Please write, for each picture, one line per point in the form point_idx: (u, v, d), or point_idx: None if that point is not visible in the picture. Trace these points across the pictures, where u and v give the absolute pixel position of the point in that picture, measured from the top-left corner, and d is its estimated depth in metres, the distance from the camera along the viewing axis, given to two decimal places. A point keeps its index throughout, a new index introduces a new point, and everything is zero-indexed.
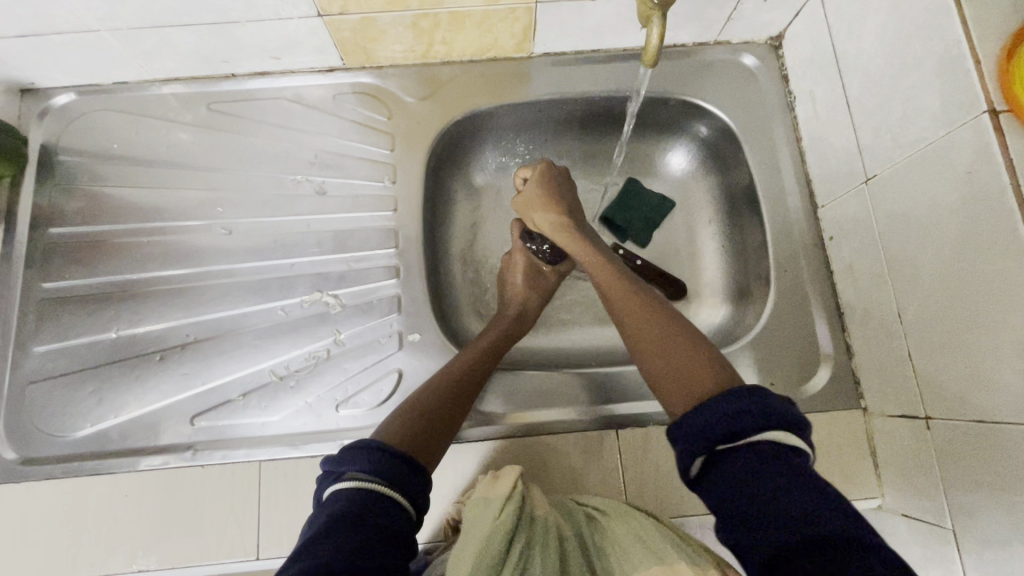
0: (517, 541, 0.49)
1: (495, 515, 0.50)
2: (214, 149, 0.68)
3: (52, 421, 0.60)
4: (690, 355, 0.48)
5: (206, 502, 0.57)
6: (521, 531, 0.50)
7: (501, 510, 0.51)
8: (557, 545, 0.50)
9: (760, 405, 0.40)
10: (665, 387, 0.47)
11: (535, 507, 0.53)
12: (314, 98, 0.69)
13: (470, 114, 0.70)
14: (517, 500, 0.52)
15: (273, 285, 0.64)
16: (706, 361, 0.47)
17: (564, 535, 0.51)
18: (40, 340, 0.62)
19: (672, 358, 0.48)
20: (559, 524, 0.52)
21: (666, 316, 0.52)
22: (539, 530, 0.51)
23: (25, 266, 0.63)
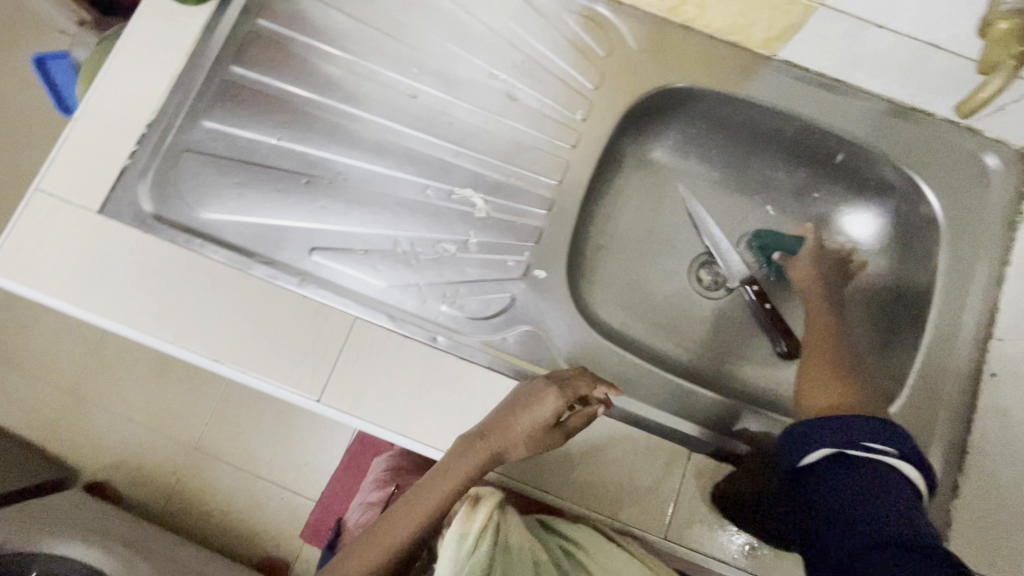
0: (495, 565, 0.56)
1: (469, 552, 0.56)
2: (430, 10, 0.66)
3: (191, 194, 0.61)
4: (835, 377, 0.56)
5: (296, 332, 0.58)
6: (496, 562, 0.56)
7: (476, 544, 0.56)
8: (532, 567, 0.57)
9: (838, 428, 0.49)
10: (812, 385, 0.57)
11: (508, 534, 0.59)
12: (543, 4, 0.67)
13: (684, 88, 0.67)
14: (492, 536, 0.57)
15: (431, 165, 0.63)
16: (847, 381, 0.56)
17: (537, 560, 0.59)
18: (211, 116, 0.63)
19: (828, 374, 0.57)
20: (534, 555, 0.58)
21: (840, 361, 0.58)
22: (515, 557, 0.57)
23: (223, 41, 0.64)
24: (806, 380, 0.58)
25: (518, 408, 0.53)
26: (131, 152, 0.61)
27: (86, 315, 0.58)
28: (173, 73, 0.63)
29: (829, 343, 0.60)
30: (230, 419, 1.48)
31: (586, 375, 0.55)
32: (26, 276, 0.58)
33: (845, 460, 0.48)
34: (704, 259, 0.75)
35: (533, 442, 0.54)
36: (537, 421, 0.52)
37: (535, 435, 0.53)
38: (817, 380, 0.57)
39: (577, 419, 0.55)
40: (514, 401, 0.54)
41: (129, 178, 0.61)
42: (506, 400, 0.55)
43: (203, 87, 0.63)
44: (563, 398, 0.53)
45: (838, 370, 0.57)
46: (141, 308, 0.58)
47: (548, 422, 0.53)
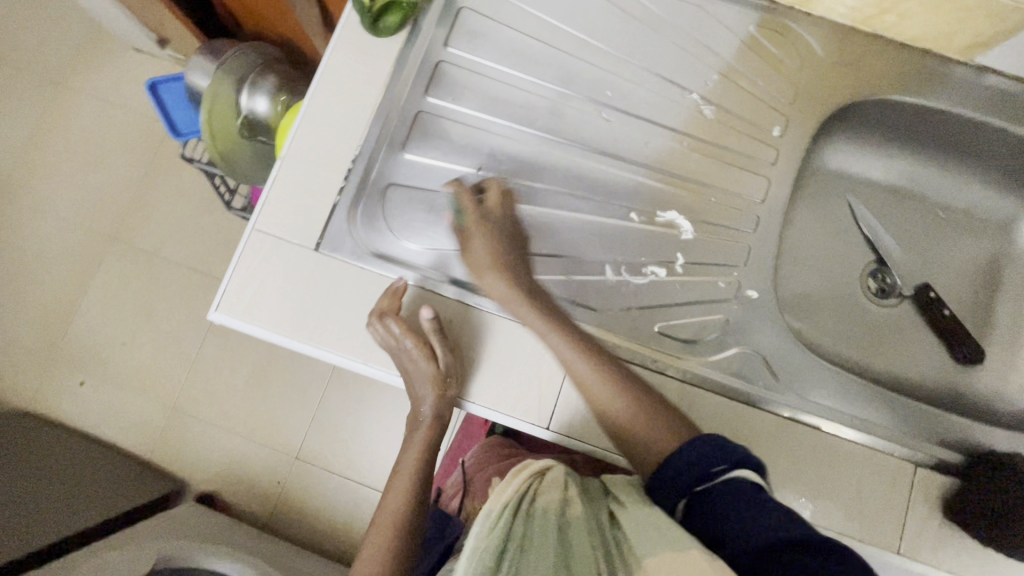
0: (511, 546, 0.41)
1: (488, 530, 0.43)
2: (619, 32, 0.67)
3: (400, 227, 0.62)
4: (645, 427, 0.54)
5: (518, 358, 0.60)
6: (518, 534, 0.42)
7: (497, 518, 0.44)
8: (555, 538, 0.42)
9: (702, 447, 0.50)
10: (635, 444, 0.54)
11: (541, 497, 0.46)
12: (730, 19, 0.67)
13: (874, 99, 0.66)
14: (513, 505, 0.45)
15: (634, 187, 0.65)
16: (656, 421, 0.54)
17: (563, 521, 0.43)
18: (411, 148, 0.64)
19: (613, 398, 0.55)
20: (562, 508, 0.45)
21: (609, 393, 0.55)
22: (537, 522, 0.43)
23: (418, 73, 0.64)
24: (641, 452, 0.54)
25: (416, 380, 0.57)
26: (339, 186, 0.62)
27: (315, 350, 0.60)
28: (373, 105, 0.63)
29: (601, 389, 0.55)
30: (329, 428, 1.50)
31: (397, 320, 0.57)
32: (254, 314, 0.59)
33: (726, 488, 0.47)
34: (872, 266, 0.75)
35: (436, 381, 0.57)
36: (426, 373, 0.56)
37: (444, 382, 0.57)
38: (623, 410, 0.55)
39: (443, 337, 0.58)
40: (409, 376, 0.58)
41: (339, 213, 0.61)
42: (400, 371, 0.58)
43: (401, 119, 0.64)
44: (415, 342, 0.56)
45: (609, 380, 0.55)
46: (367, 341, 0.60)
47: (427, 368, 0.56)
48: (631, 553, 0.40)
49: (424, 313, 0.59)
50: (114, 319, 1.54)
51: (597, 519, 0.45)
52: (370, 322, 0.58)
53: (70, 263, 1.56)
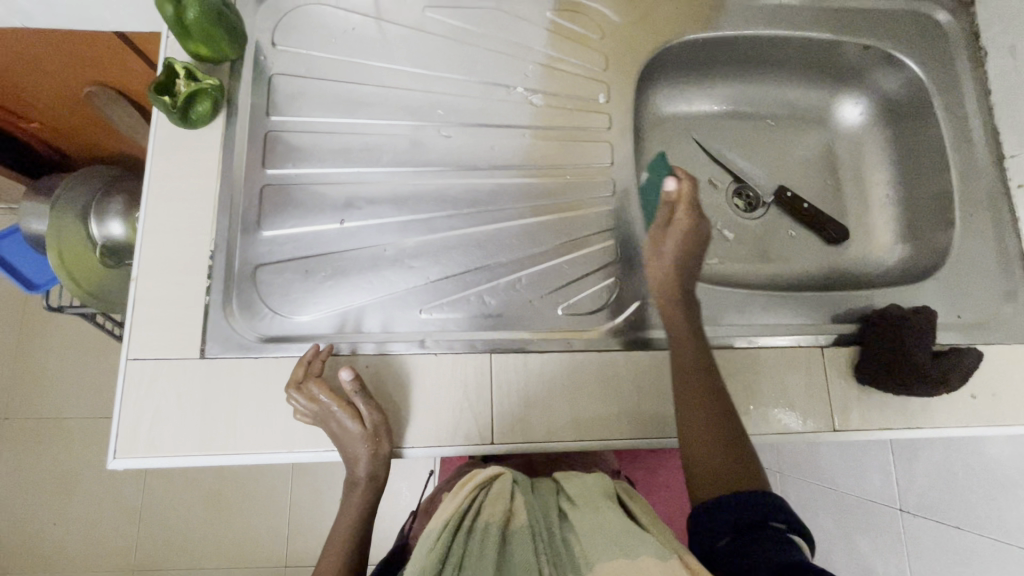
0: (450, 564, 0.43)
1: (429, 544, 0.45)
2: (431, 53, 0.69)
3: (281, 304, 0.61)
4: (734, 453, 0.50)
5: (442, 388, 0.60)
6: (458, 551, 0.44)
7: (437, 538, 0.45)
8: (496, 549, 0.44)
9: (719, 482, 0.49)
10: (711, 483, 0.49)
11: (484, 511, 0.48)
12: (527, 12, 0.71)
13: (675, 44, 0.73)
14: (456, 520, 0.47)
15: (494, 189, 0.67)
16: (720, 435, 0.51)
17: (507, 530, 0.46)
18: (267, 225, 0.62)
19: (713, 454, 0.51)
20: (506, 520, 0.47)
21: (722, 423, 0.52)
22: (478, 537, 0.45)
23: (250, 150, 0.63)
24: (692, 450, 0.52)
25: (349, 443, 0.56)
26: (205, 287, 0.59)
27: (234, 458, 0.56)
28: (213, 196, 0.61)
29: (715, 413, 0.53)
30: (311, 522, 1.42)
31: (318, 386, 0.55)
32: (160, 446, 0.56)
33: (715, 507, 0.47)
34: (734, 187, 0.81)
35: (373, 441, 0.56)
36: (354, 433, 0.56)
37: (375, 440, 0.56)
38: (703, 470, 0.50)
39: (366, 394, 0.57)
40: (339, 442, 0.56)
41: (213, 313, 0.59)
42: (330, 439, 0.56)
43: (247, 199, 0.62)
44: (341, 407, 0.55)
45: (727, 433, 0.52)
46: (287, 428, 0.57)
47: (356, 428, 0.56)
48: (577, 556, 0.43)
49: (344, 376, 0.55)
50: (35, 504, 1.38)
51: (544, 520, 0.47)
52: (289, 392, 0.55)
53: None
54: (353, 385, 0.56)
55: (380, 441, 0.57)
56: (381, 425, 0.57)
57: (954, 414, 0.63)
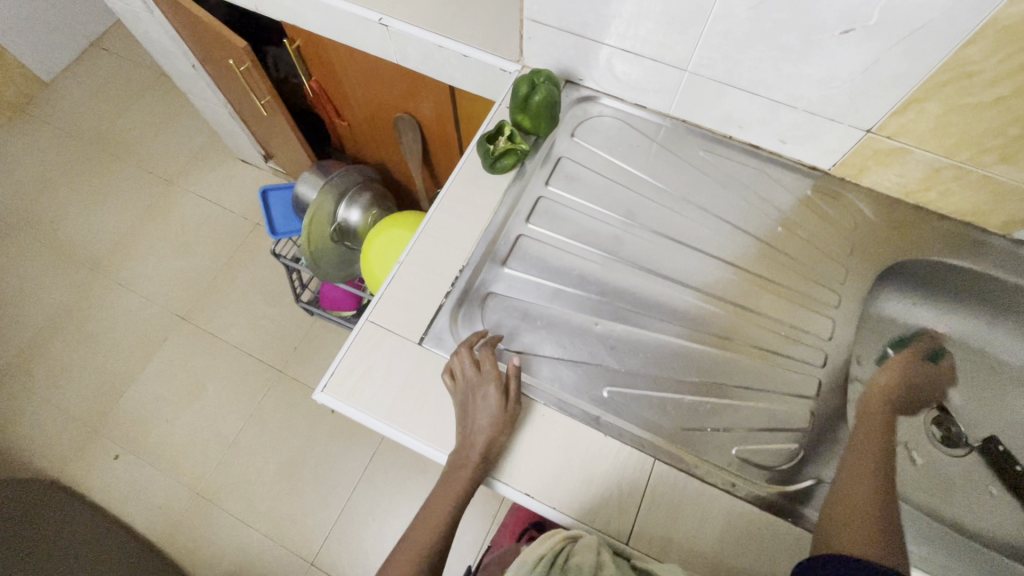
0: None
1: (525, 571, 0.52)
2: (691, 185, 0.79)
3: (496, 331, 0.69)
4: (874, 519, 0.51)
5: (600, 468, 0.62)
6: None
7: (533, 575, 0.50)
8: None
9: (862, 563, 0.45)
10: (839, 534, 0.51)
11: (575, 557, 0.52)
12: (787, 183, 0.79)
13: (924, 259, 0.75)
14: (549, 558, 0.52)
15: (706, 313, 0.72)
16: (873, 524, 0.50)
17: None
18: (511, 265, 0.73)
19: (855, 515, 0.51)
20: (596, 567, 0.51)
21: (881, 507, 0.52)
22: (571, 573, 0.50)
23: (524, 205, 0.76)
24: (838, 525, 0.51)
25: (475, 416, 0.60)
26: (446, 290, 0.70)
27: (406, 438, 0.63)
28: (481, 227, 0.74)
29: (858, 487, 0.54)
30: (352, 535, 1.43)
31: (489, 356, 0.62)
32: (359, 398, 0.64)
33: None
34: (935, 412, 0.77)
35: (497, 427, 0.59)
36: (490, 413, 0.59)
37: (500, 427, 0.60)
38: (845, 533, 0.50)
39: (518, 386, 0.62)
40: (469, 409, 0.60)
41: (443, 314, 0.69)
42: (463, 403, 0.61)
43: (504, 240, 0.74)
44: (494, 381, 0.60)
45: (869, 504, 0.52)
46: (457, 434, 0.63)
47: (495, 408, 0.60)
48: None
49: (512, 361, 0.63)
50: (165, 394, 1.59)
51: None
52: (461, 350, 0.63)
53: (138, 337, 1.66)
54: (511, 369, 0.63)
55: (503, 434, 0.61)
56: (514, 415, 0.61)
57: None
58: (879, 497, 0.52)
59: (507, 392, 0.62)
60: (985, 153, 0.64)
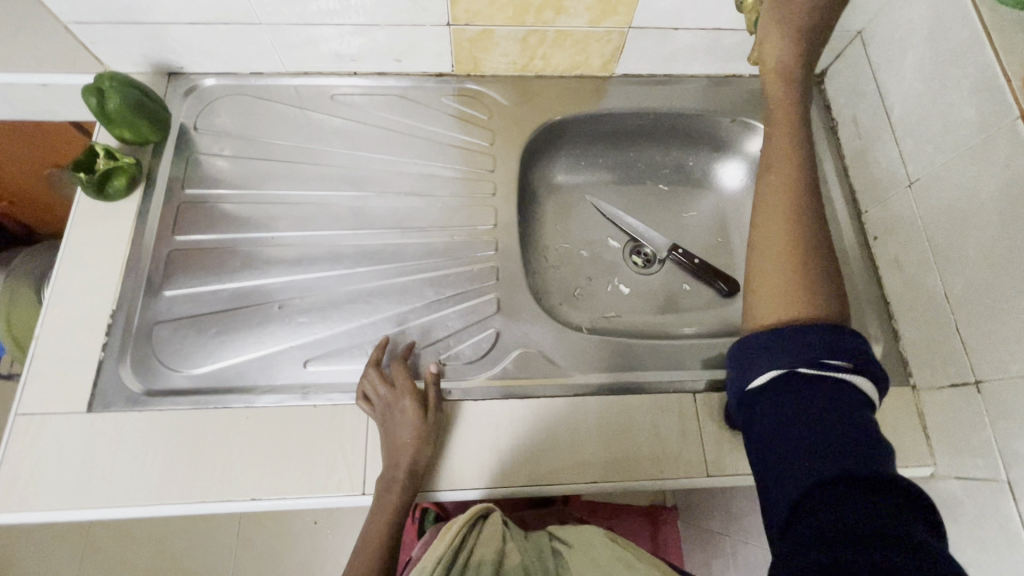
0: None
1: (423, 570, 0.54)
2: (336, 133, 0.78)
3: (172, 358, 0.64)
4: (800, 290, 0.47)
5: (319, 438, 0.61)
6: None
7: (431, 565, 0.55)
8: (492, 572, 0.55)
9: (779, 337, 0.46)
10: (769, 299, 0.48)
11: (478, 549, 0.57)
12: (424, 97, 0.81)
13: (559, 120, 0.81)
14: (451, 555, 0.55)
15: (387, 249, 0.73)
16: (805, 291, 0.47)
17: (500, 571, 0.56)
18: (169, 285, 0.67)
19: (787, 277, 0.48)
20: (498, 558, 0.57)
21: (806, 239, 0.49)
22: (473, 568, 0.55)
23: (161, 221, 0.70)
24: (764, 284, 0.48)
25: (395, 427, 0.58)
26: (101, 342, 0.63)
27: (103, 512, 0.57)
28: (121, 261, 0.67)
29: (794, 257, 0.48)
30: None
31: (401, 370, 0.62)
32: (34, 501, 0.57)
33: (818, 386, 0.44)
34: (630, 244, 0.86)
35: (419, 435, 0.59)
36: (412, 426, 0.58)
37: (426, 435, 0.59)
38: (766, 294, 0.48)
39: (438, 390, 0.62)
40: (388, 425, 0.59)
41: (107, 368, 0.62)
42: (383, 426, 0.59)
43: (152, 263, 0.68)
44: (411, 393, 0.60)
45: (797, 279, 0.47)
46: (156, 480, 0.58)
47: (415, 420, 0.59)
48: None
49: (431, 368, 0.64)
50: None
51: (537, 557, 0.59)
52: (370, 371, 0.62)
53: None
54: (433, 372, 0.63)
55: (800, 150, 0.52)
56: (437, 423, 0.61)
57: None
58: (798, 244, 0.48)
59: (427, 403, 0.61)
60: (541, 12, 0.70)
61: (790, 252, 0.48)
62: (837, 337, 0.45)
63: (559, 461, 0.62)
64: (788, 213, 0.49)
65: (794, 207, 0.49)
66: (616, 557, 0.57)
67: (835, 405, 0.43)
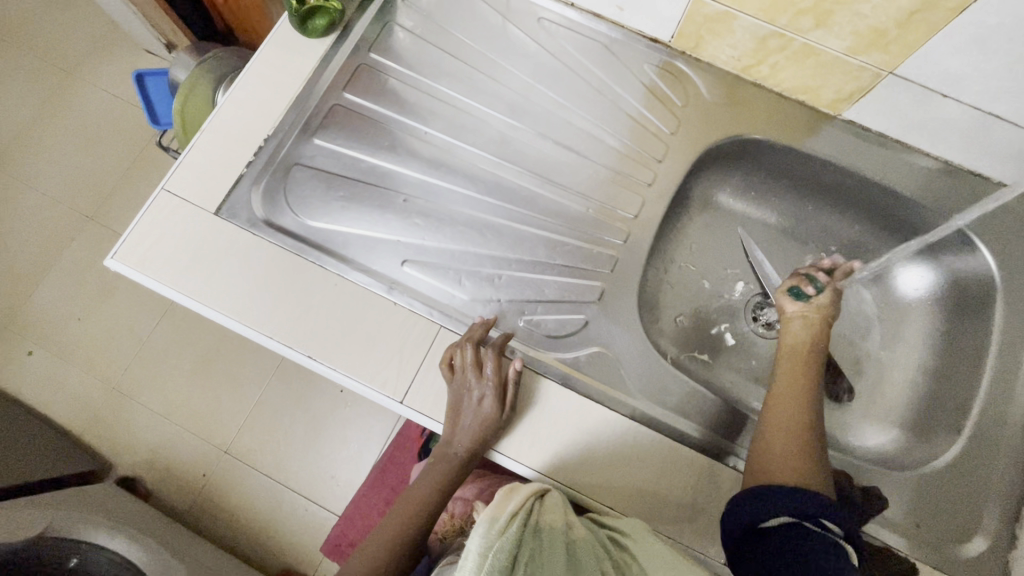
0: (522, 552, 0.46)
1: (501, 534, 0.47)
2: (524, 55, 0.75)
3: (297, 202, 0.67)
4: (790, 460, 0.51)
5: (386, 335, 0.62)
6: (526, 544, 0.47)
7: (501, 530, 0.48)
8: (564, 549, 0.48)
9: (765, 496, 0.48)
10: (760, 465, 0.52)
11: (544, 515, 0.51)
12: (625, 57, 0.75)
13: (754, 138, 0.72)
14: (524, 515, 0.49)
15: (521, 191, 0.70)
16: (811, 455, 0.51)
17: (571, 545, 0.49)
18: (321, 135, 0.70)
19: (782, 448, 0.52)
20: (565, 528, 0.50)
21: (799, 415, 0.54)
22: (545, 537, 0.49)
23: (339, 72, 0.72)
24: (760, 452, 0.53)
25: (465, 410, 0.59)
26: (248, 160, 0.67)
27: (192, 304, 0.63)
28: (292, 94, 0.70)
29: (790, 434, 0.53)
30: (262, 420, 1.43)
31: (491, 356, 0.60)
32: (147, 265, 0.63)
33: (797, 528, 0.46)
34: (759, 300, 0.77)
35: (484, 429, 0.58)
36: (483, 418, 0.58)
37: (492, 429, 0.59)
38: (759, 462, 0.53)
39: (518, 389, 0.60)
40: (459, 405, 0.59)
41: (243, 184, 0.67)
42: (454, 403, 0.60)
43: (316, 108, 0.70)
44: (493, 386, 0.58)
45: (790, 451, 0.52)
46: (243, 300, 0.63)
47: (486, 414, 0.58)
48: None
49: (515, 363, 0.60)
50: (71, 296, 1.50)
51: (598, 544, 0.51)
52: (464, 344, 0.60)
53: (25, 240, 1.53)
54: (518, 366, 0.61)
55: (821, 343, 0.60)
56: (507, 421, 0.60)
57: None
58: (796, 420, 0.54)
59: (504, 400, 0.60)
60: (800, 17, 0.60)
61: (787, 426, 0.53)
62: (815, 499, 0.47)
63: (584, 472, 0.60)
64: (789, 392, 0.56)
65: (803, 375, 0.57)
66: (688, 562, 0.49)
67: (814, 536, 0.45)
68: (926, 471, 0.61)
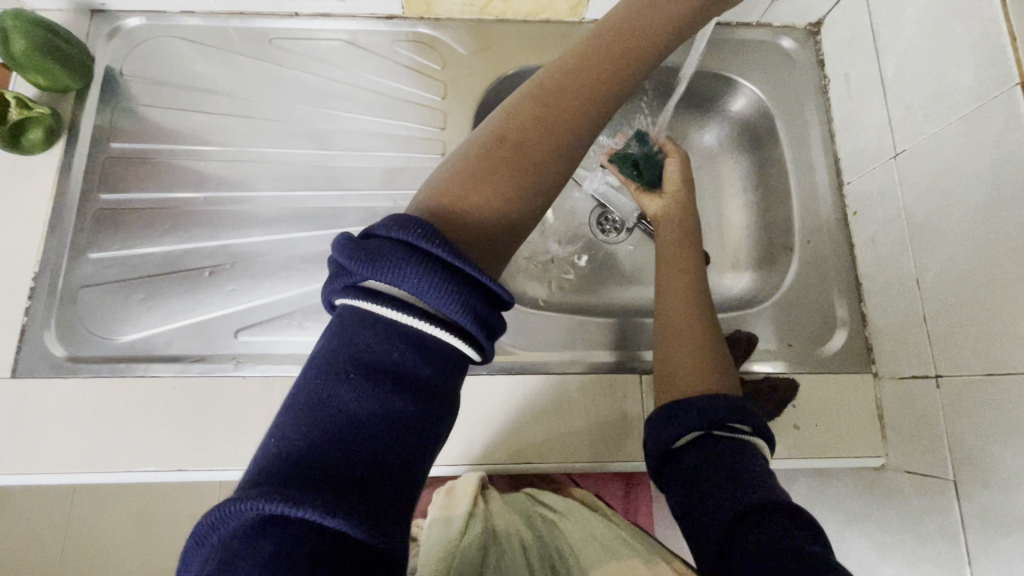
0: (483, 553, 0.59)
1: (459, 532, 0.62)
2: (270, 82, 0.71)
3: (100, 325, 0.62)
4: (710, 370, 0.52)
5: (249, 412, 0.59)
6: (486, 555, 0.59)
7: (462, 532, 0.62)
8: (516, 548, 0.61)
9: (685, 408, 0.49)
10: (677, 376, 0.53)
11: (497, 521, 0.66)
12: (371, 43, 0.73)
13: (520, 70, 0.73)
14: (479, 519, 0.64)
15: (323, 214, 0.67)
16: (717, 359, 0.54)
17: (524, 543, 0.63)
18: (94, 247, 0.64)
19: (697, 356, 0.54)
20: (517, 530, 0.65)
21: (700, 318, 0.56)
22: (502, 542, 0.62)
23: (84, 176, 0.66)
24: (676, 366, 0.54)
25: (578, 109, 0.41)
26: (24, 307, 0.61)
27: (27, 478, 0.57)
28: (42, 221, 0.63)
29: (696, 343, 0.54)
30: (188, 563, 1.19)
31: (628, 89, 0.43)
32: None
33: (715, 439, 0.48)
34: (598, 210, 0.80)
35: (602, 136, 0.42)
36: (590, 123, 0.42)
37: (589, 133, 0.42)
38: (683, 377, 0.53)
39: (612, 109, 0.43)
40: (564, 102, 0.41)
41: (30, 333, 0.60)
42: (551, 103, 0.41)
43: (77, 223, 0.64)
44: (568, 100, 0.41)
45: (702, 359, 0.53)
46: (82, 448, 0.57)
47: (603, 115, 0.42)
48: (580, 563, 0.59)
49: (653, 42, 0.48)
50: None
51: (543, 536, 0.65)
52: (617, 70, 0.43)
53: None
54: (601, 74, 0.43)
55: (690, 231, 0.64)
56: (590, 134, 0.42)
57: (774, 449, 0.60)
58: (702, 326, 0.56)
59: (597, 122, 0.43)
60: None
61: (699, 338, 0.55)
62: (730, 402, 0.49)
63: (490, 442, 0.60)
64: (687, 296, 0.58)
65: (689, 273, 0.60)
66: (610, 533, 0.63)
67: (736, 447, 0.47)
68: (778, 296, 0.66)
